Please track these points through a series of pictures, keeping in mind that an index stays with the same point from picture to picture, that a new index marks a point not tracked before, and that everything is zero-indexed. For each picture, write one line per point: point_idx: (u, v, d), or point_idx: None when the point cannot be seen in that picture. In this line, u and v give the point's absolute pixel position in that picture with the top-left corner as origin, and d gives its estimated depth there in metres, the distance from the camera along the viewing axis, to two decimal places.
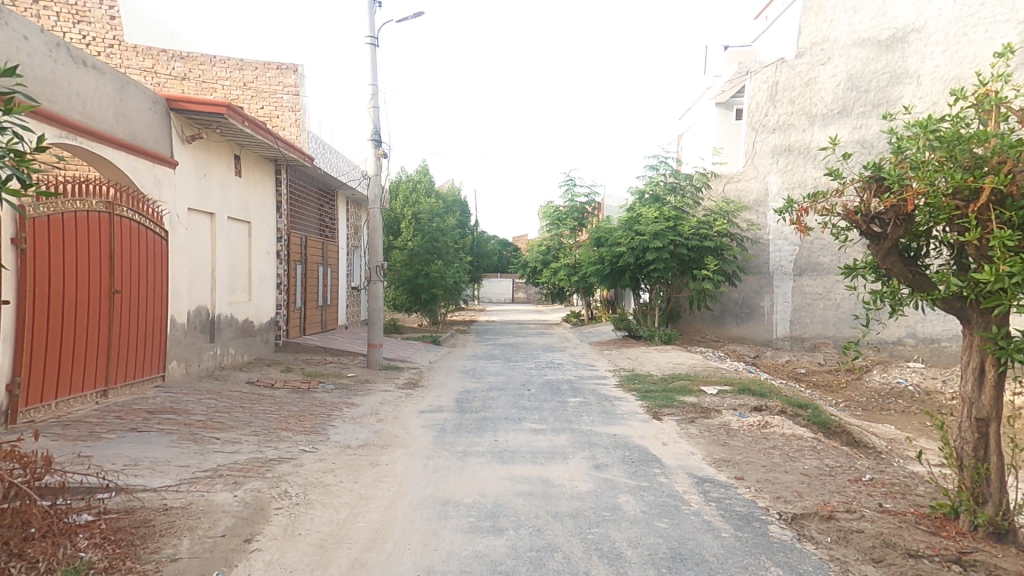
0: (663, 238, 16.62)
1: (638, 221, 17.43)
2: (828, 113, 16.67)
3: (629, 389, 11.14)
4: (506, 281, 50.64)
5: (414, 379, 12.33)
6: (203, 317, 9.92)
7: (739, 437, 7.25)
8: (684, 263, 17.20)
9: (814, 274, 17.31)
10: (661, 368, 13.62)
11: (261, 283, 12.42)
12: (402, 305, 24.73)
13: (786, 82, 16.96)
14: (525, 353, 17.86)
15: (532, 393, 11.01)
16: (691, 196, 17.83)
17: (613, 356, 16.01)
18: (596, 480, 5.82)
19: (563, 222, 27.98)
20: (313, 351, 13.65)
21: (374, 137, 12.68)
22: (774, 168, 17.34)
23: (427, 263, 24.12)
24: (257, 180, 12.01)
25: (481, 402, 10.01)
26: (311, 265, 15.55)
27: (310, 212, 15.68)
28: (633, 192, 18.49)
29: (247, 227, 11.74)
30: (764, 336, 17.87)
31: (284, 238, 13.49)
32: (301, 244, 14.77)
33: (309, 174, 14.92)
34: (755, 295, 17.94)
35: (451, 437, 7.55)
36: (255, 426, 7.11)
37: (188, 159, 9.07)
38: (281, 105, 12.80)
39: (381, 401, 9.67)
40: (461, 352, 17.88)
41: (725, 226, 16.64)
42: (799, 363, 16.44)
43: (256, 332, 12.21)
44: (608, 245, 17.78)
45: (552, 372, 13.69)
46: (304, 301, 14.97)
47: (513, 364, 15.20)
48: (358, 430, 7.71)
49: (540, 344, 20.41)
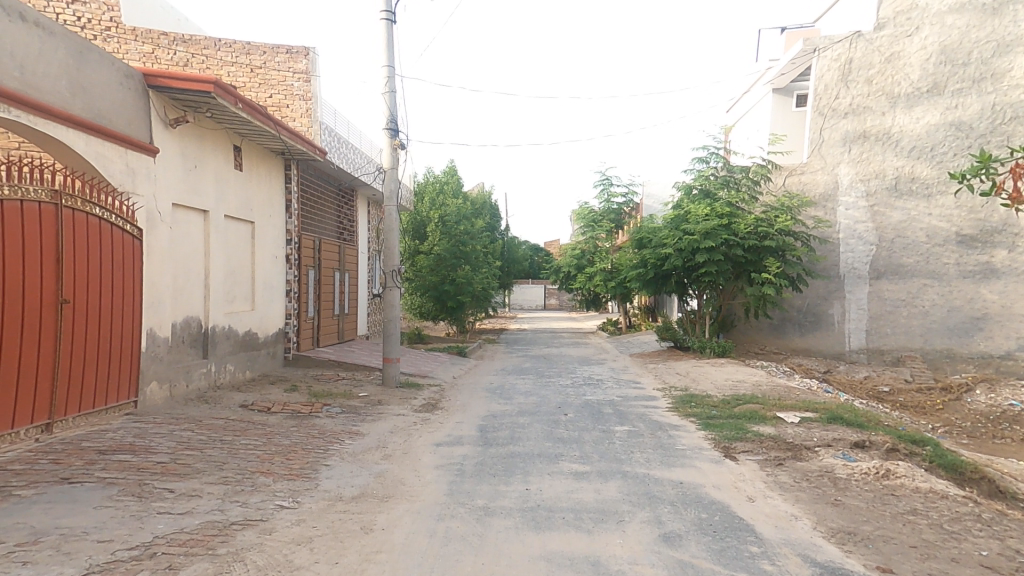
0: (716, 237, 14.76)
1: (686, 219, 15.57)
2: (914, 92, 14.70)
3: (687, 414, 9.36)
4: (538, 287, 49.19)
5: (434, 400, 10.84)
6: (196, 329, 8.67)
7: (855, 493, 5.41)
8: (739, 266, 15.32)
9: (894, 277, 15.11)
10: (721, 387, 11.73)
11: (266, 291, 11.19)
12: (429, 314, 23.45)
13: (862, 59, 14.98)
14: (561, 366, 16.23)
15: (570, 419, 9.32)
16: (747, 190, 15.76)
17: (661, 371, 14.23)
18: (672, 565, 4.10)
19: (599, 224, 26.31)
20: (326, 366, 12.36)
21: (390, 126, 11.38)
22: (846, 157, 15.31)
23: (454, 268, 22.83)
24: (262, 175, 10.79)
25: (510, 431, 8.39)
26: (326, 271, 14.36)
27: (326, 213, 14.51)
28: (679, 186, 16.58)
29: (249, 227, 10.51)
30: (834, 348, 15.72)
31: (294, 241, 12.28)
32: (314, 248, 13.57)
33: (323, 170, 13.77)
34: (822, 302, 15.79)
35: (472, 484, 5.96)
36: (228, 466, 5.68)
37: (173, 147, 7.86)
38: (291, 94, 11.70)
39: (392, 430, 8.18)
40: (489, 365, 16.40)
41: (789, 223, 14.65)
42: (880, 380, 14.26)
43: (261, 345, 10.96)
44: (652, 246, 16.03)
45: (591, 391, 11.98)
46: (317, 311, 13.73)
47: (547, 380, 13.57)
48: (357, 471, 6.18)
49: (576, 356, 18.67)
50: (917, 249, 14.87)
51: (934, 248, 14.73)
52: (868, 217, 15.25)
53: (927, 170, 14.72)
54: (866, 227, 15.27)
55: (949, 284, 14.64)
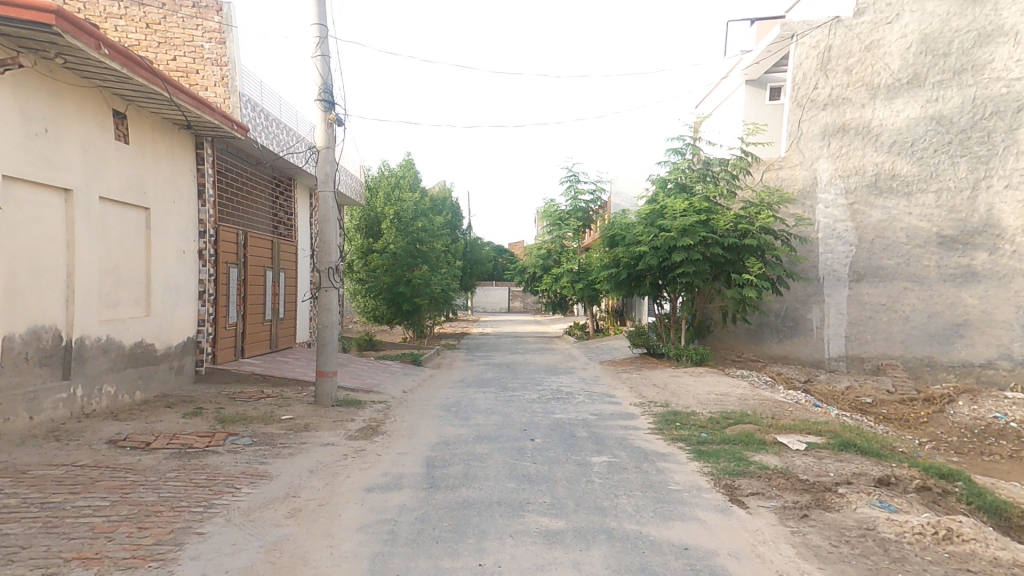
0: (693, 235, 13.64)
1: (662, 215, 14.37)
2: (895, 83, 13.94)
3: (674, 439, 7.95)
4: (501, 290, 47.86)
5: (375, 422, 9.06)
6: (52, 344, 6.65)
7: (919, 567, 4.03)
8: (717, 266, 14.28)
9: (876, 280, 14.29)
10: (704, 402, 10.44)
11: (169, 293, 9.14)
12: (384, 318, 21.58)
13: (842, 46, 14.17)
14: (524, 376, 14.71)
15: (536, 447, 7.74)
16: (725, 185, 14.70)
17: (636, 384, 12.91)
18: None
19: (565, 223, 25.08)
20: (247, 382, 10.38)
21: (324, 97, 9.54)
22: (825, 152, 14.46)
23: (410, 268, 21.04)
24: (161, 150, 8.77)
25: (463, 468, 6.74)
26: (254, 269, 12.34)
27: (255, 203, 12.51)
28: (653, 180, 15.39)
29: (143, 214, 8.48)
30: (813, 355, 14.85)
31: (210, 232, 10.27)
32: (239, 243, 11.56)
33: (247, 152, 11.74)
34: (802, 305, 14.90)
35: (404, 559, 4.26)
36: (29, 554, 3.79)
37: (4, 96, 5.87)
38: (201, 57, 9.78)
39: (312, 469, 6.37)
40: (446, 376, 14.69)
41: (770, 220, 13.63)
42: (862, 390, 13.37)
43: (161, 358, 8.92)
44: (625, 245, 14.78)
45: (559, 408, 10.48)
46: (242, 316, 11.70)
47: (509, 394, 11.98)
48: (242, 541, 4.39)
49: (542, 364, 17.23)
50: (899, 250, 14.08)
51: (917, 249, 13.96)
52: (848, 216, 14.40)
53: (908, 166, 13.96)
54: (846, 226, 14.42)
55: (932, 287, 13.89)
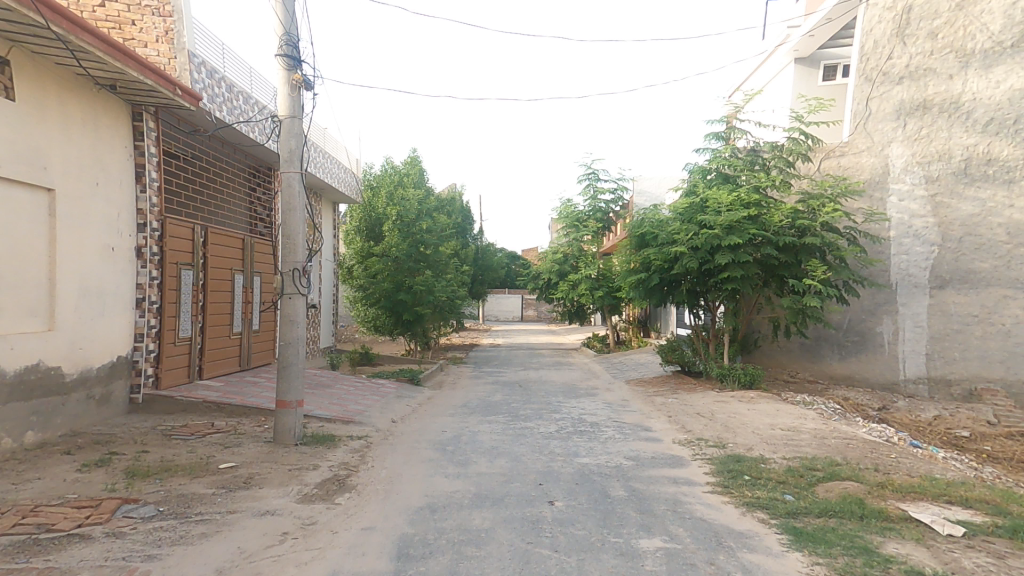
0: (741, 232, 11.59)
1: (703, 209, 12.27)
2: (994, 48, 11.64)
3: (754, 506, 5.67)
4: (514, 298, 45.91)
5: (344, 472, 6.92)
6: None
7: None
8: (768, 269, 12.16)
9: (963, 286, 11.90)
10: (771, 442, 8.15)
11: (87, 300, 7.11)
12: (383, 328, 19.55)
13: (925, 6, 12.06)
14: (540, 400, 12.52)
15: (557, 519, 5.50)
16: (779, 173, 12.44)
17: (677, 412, 10.67)
18: None
19: (583, 224, 22.92)
20: (193, 413, 8.32)
21: (286, 51, 7.54)
22: (900, 134, 12.24)
23: (413, 274, 19.07)
24: (71, 116, 6.80)
25: (452, 562, 4.51)
26: (218, 272, 10.33)
27: (219, 194, 10.56)
28: (691, 169, 13.17)
29: (43, 197, 6.50)
30: (883, 377, 12.51)
31: (152, 226, 8.24)
32: (197, 240, 9.55)
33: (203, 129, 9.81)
34: (868, 317, 12.61)
35: None
36: None
37: None
38: (138, 4, 7.83)
39: (223, 567, 4.21)
40: (448, 399, 12.54)
41: (837, 214, 11.40)
42: (955, 422, 10.88)
43: (72, 387, 6.87)
44: (659, 244, 12.67)
45: (585, 449, 8.27)
46: (199, 329, 9.66)
47: (521, 426, 9.79)
48: None
49: (559, 382, 15.03)
50: (994, 251, 11.69)
51: (1018, 251, 11.54)
52: (928, 210, 12.06)
53: (1009, 148, 11.56)
54: (926, 222, 12.08)
55: None
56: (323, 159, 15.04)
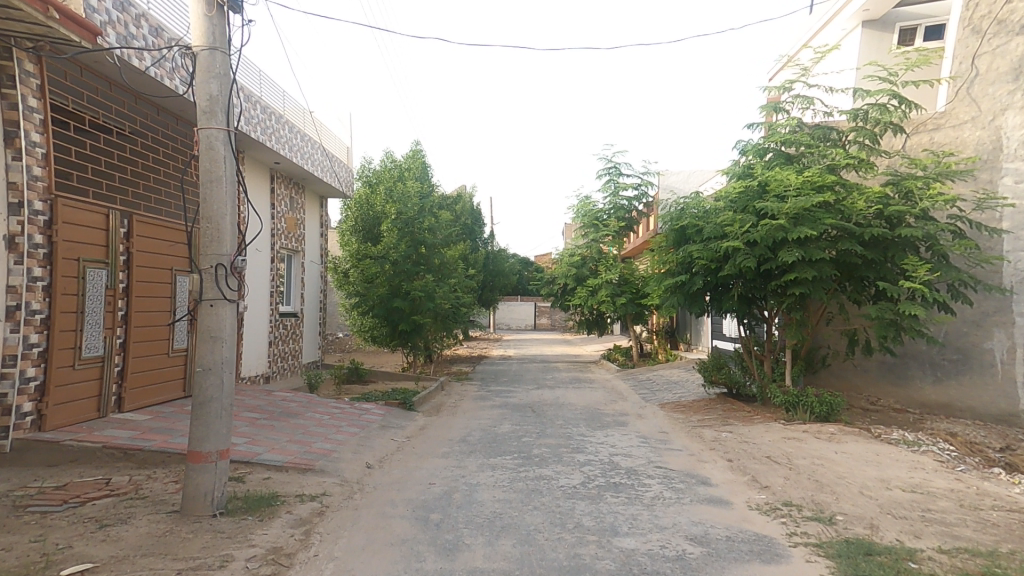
0: (813, 222, 9.11)
1: (762, 194, 9.81)
2: None
3: None
4: (527, 306, 43.69)
5: (267, 570, 4.55)
6: None
7: None
8: (845, 270, 9.66)
9: None
10: (897, 514, 5.63)
11: None
12: (380, 340, 17.27)
13: None
14: (557, 430, 10.13)
15: None
16: (860, 148, 10.01)
17: (738, 455, 8.19)
18: None
19: (602, 224, 20.48)
20: (87, 466, 6.08)
21: None
22: (1015, 102, 9.74)
23: (413, 278, 16.82)
24: None
25: None
26: (149, 274, 8.15)
27: (154, 174, 8.41)
28: (743, 148, 10.70)
29: None
30: (993, 410, 9.88)
31: (30, 207, 6.12)
32: (114, 231, 7.40)
33: (122, 87, 7.68)
34: (970, 333, 10.08)
35: None
36: None
37: None
38: None
39: None
40: (444, 430, 10.20)
41: (940, 197, 8.89)
42: None
43: None
44: (705, 237, 10.25)
45: (626, 519, 5.84)
46: (114, 347, 7.46)
47: (535, 475, 7.39)
48: None
49: (579, 406, 12.56)
50: None
51: None
52: None
53: None
54: None
55: None
56: (302, 141, 12.98)
